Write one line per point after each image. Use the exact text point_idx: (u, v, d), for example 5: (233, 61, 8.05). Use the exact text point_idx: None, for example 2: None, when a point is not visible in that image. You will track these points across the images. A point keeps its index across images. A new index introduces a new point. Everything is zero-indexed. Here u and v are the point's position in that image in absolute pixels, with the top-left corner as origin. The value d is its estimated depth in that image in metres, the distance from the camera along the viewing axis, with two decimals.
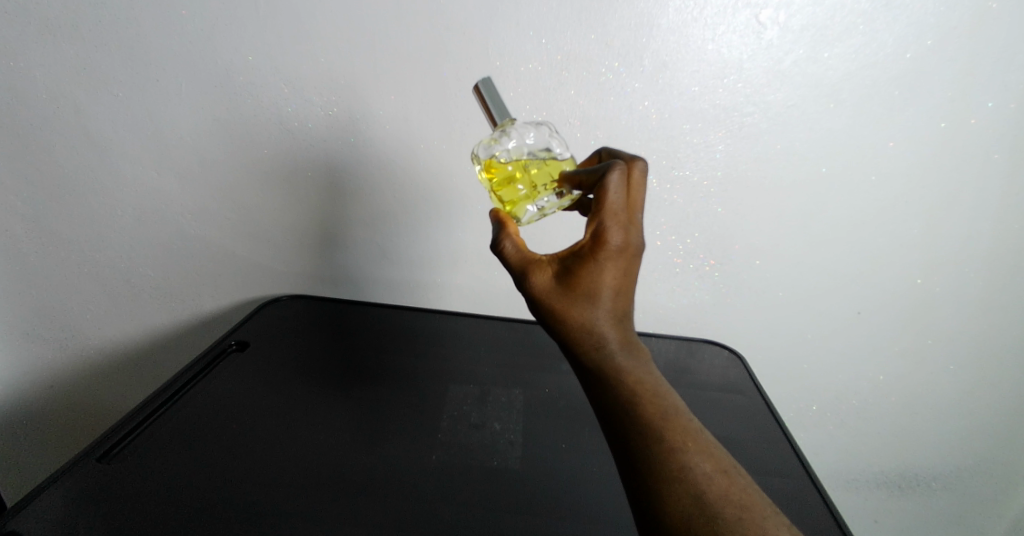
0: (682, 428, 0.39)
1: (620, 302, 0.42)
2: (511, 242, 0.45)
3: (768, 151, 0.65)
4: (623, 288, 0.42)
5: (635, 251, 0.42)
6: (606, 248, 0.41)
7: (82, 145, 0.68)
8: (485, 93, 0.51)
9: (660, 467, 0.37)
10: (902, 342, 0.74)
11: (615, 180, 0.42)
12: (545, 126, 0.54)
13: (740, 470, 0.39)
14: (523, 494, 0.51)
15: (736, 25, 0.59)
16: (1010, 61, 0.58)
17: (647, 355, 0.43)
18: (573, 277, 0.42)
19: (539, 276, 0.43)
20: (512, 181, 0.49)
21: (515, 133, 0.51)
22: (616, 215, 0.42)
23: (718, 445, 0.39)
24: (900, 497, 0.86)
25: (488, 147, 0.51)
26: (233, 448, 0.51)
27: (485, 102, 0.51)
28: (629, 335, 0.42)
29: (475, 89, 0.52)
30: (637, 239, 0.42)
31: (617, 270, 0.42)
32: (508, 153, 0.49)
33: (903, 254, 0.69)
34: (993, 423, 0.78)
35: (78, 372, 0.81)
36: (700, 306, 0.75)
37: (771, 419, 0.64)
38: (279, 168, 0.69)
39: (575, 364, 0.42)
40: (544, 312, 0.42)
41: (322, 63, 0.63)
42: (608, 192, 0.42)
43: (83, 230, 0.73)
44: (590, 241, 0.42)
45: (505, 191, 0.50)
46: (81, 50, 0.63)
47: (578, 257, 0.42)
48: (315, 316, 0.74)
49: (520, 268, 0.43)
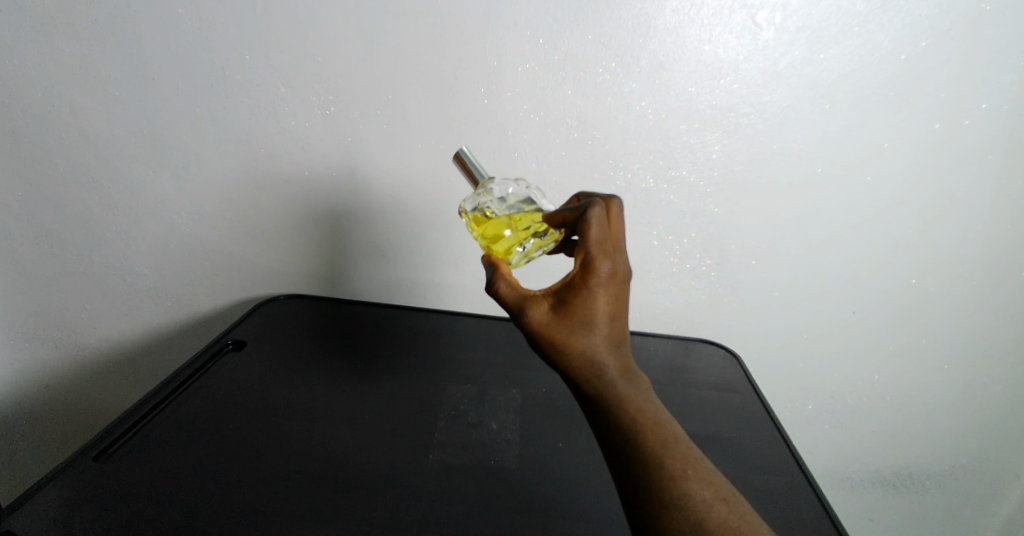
0: (682, 456, 0.39)
1: (616, 329, 0.43)
2: (506, 282, 0.45)
3: (764, 151, 0.65)
4: (617, 314, 0.43)
5: (623, 277, 0.44)
6: (596, 277, 0.43)
7: (74, 144, 0.68)
8: (467, 159, 0.54)
9: (660, 496, 0.38)
10: (894, 340, 0.75)
11: (597, 216, 0.43)
12: (524, 182, 0.56)
13: (739, 498, 0.39)
14: (523, 493, 0.51)
15: (733, 26, 0.59)
16: (1004, 62, 0.59)
17: (646, 382, 0.44)
18: (568, 307, 0.43)
19: (537, 310, 0.43)
20: (501, 224, 0.49)
21: (497, 188, 0.52)
22: (601, 245, 0.43)
23: (716, 472, 0.39)
24: (891, 493, 0.87)
25: (474, 200, 0.52)
26: (233, 448, 0.51)
27: (469, 169, 0.54)
28: (628, 362, 0.43)
29: (457, 157, 0.54)
30: (624, 266, 0.44)
31: (609, 298, 0.43)
32: (495, 203, 0.51)
33: (896, 253, 0.69)
34: (983, 420, 0.79)
35: (73, 371, 0.81)
36: (698, 306, 0.76)
37: (765, 418, 0.64)
38: (275, 168, 0.69)
39: (578, 393, 0.43)
40: (544, 345, 0.43)
41: (318, 63, 0.63)
42: (591, 226, 0.43)
43: (75, 229, 0.73)
44: (580, 271, 0.43)
45: (493, 235, 0.50)
46: (73, 48, 0.63)
47: (571, 288, 0.43)
48: (314, 315, 0.74)
49: (517, 305, 0.44)
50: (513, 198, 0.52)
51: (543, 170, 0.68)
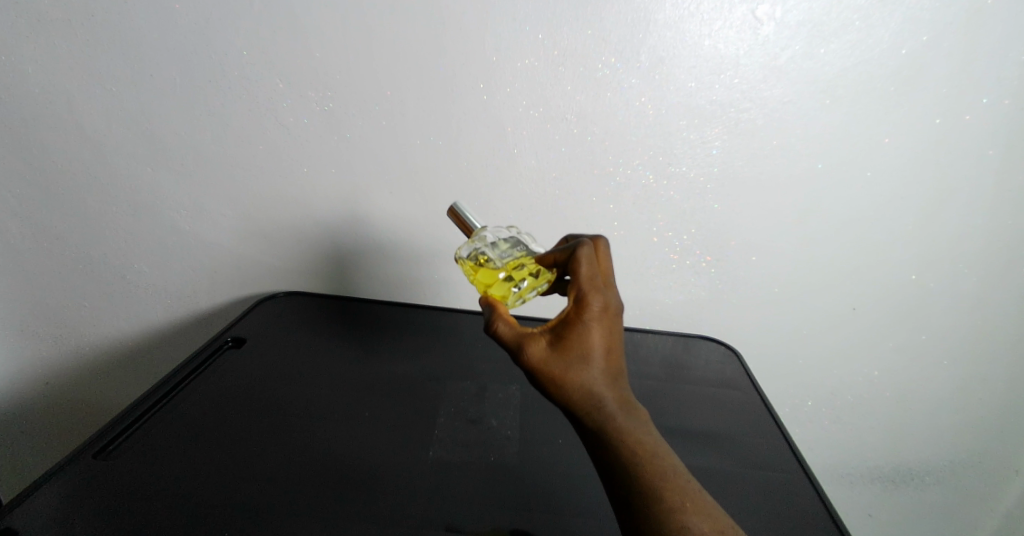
0: (681, 488, 0.41)
1: (612, 362, 0.44)
2: (503, 322, 0.46)
3: (764, 146, 0.65)
4: (611, 346, 0.44)
5: (615, 311, 0.45)
6: (590, 311, 0.44)
7: (70, 141, 0.68)
8: (462, 210, 0.56)
9: (662, 528, 0.39)
10: (894, 336, 0.75)
11: (586, 255, 0.45)
12: (515, 230, 0.58)
13: (735, 527, 0.40)
14: (524, 486, 0.51)
15: (733, 21, 0.59)
16: (1005, 57, 0.59)
17: (645, 415, 0.44)
18: (565, 341, 0.44)
19: (535, 347, 0.44)
20: (494, 268, 0.51)
21: (491, 235, 0.54)
22: (592, 281, 0.45)
23: (714, 504, 0.41)
24: (890, 488, 0.87)
25: (470, 246, 0.53)
26: (233, 445, 0.51)
27: (464, 221, 0.56)
28: (626, 394, 0.44)
29: (451, 209, 0.56)
30: (615, 299, 0.46)
31: (603, 331, 0.44)
32: (489, 248, 0.52)
33: (896, 249, 0.69)
34: (982, 415, 0.79)
35: (72, 368, 0.81)
36: (698, 302, 0.75)
37: (764, 413, 0.64)
38: (274, 166, 0.69)
39: (579, 427, 0.44)
40: (543, 381, 0.44)
41: (315, 59, 0.63)
42: (580, 264, 0.45)
43: (73, 227, 0.72)
44: (574, 307, 0.45)
45: (488, 278, 0.51)
46: (69, 44, 0.63)
47: (567, 323, 0.44)
48: (313, 311, 0.74)
49: (516, 343, 0.44)
50: (506, 242, 0.53)
51: (543, 166, 0.67)
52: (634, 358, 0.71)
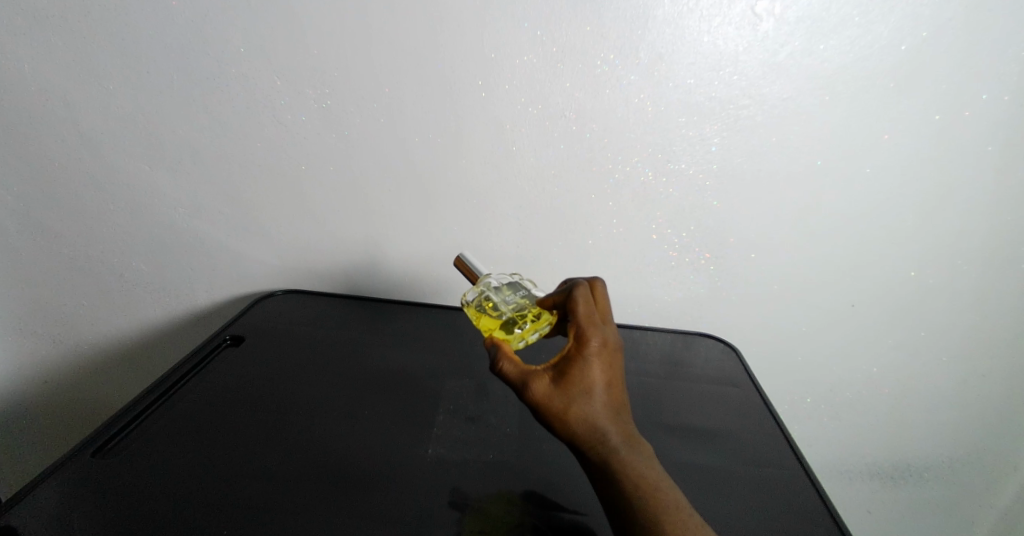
0: (683, 521, 0.41)
1: (613, 396, 0.45)
2: (507, 360, 0.45)
3: (763, 143, 0.64)
4: (612, 381, 0.45)
5: (613, 346, 0.46)
6: (590, 347, 0.45)
7: (68, 139, 0.67)
8: (468, 257, 0.58)
9: None
10: (893, 333, 0.75)
11: (584, 293, 0.47)
12: (518, 277, 0.59)
13: None
14: (522, 485, 0.51)
15: (732, 17, 0.59)
16: (1005, 53, 0.59)
17: (648, 448, 0.45)
18: (568, 377, 0.44)
19: (539, 383, 0.43)
20: (497, 310, 0.51)
21: (495, 280, 0.56)
22: (591, 318, 0.46)
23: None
24: (889, 485, 0.87)
25: (476, 291, 0.55)
26: (230, 448, 0.51)
27: (471, 270, 0.57)
28: (628, 428, 0.45)
29: (457, 258, 0.58)
30: (613, 335, 0.47)
31: (604, 366, 0.45)
32: (493, 292, 0.53)
33: (895, 245, 0.69)
34: (980, 411, 0.79)
35: (71, 366, 0.81)
36: (698, 300, 0.75)
37: (763, 410, 0.64)
38: (271, 164, 0.69)
39: (583, 463, 0.44)
40: (548, 418, 0.43)
41: (312, 56, 0.62)
42: (578, 303, 0.47)
43: (71, 225, 0.72)
44: (574, 344, 0.45)
45: (491, 319, 0.51)
46: (65, 41, 0.62)
47: (568, 359, 0.45)
48: (312, 310, 0.74)
49: (520, 380, 0.44)
50: (508, 287, 0.54)
51: (542, 163, 0.67)
52: (634, 356, 0.71)
